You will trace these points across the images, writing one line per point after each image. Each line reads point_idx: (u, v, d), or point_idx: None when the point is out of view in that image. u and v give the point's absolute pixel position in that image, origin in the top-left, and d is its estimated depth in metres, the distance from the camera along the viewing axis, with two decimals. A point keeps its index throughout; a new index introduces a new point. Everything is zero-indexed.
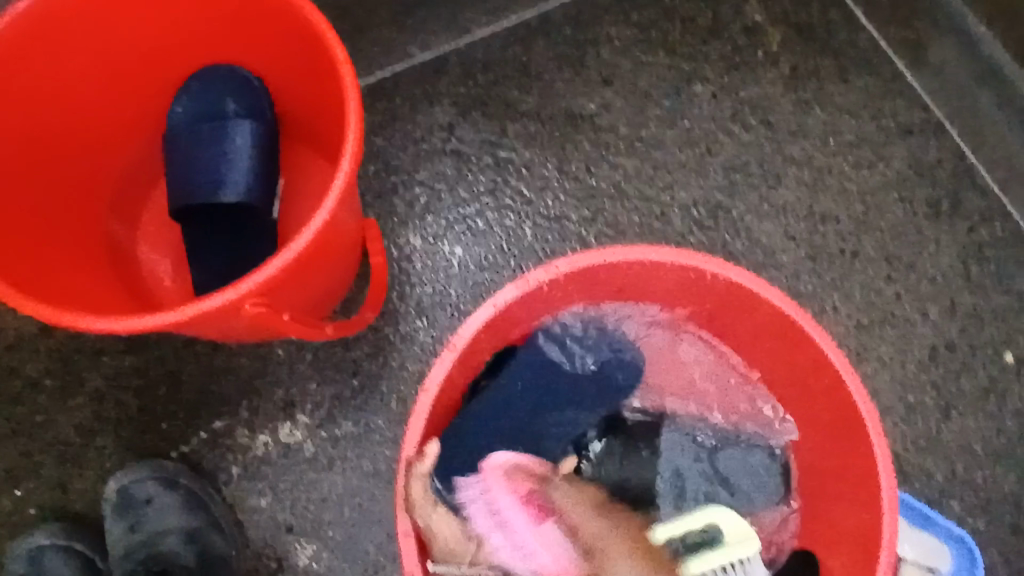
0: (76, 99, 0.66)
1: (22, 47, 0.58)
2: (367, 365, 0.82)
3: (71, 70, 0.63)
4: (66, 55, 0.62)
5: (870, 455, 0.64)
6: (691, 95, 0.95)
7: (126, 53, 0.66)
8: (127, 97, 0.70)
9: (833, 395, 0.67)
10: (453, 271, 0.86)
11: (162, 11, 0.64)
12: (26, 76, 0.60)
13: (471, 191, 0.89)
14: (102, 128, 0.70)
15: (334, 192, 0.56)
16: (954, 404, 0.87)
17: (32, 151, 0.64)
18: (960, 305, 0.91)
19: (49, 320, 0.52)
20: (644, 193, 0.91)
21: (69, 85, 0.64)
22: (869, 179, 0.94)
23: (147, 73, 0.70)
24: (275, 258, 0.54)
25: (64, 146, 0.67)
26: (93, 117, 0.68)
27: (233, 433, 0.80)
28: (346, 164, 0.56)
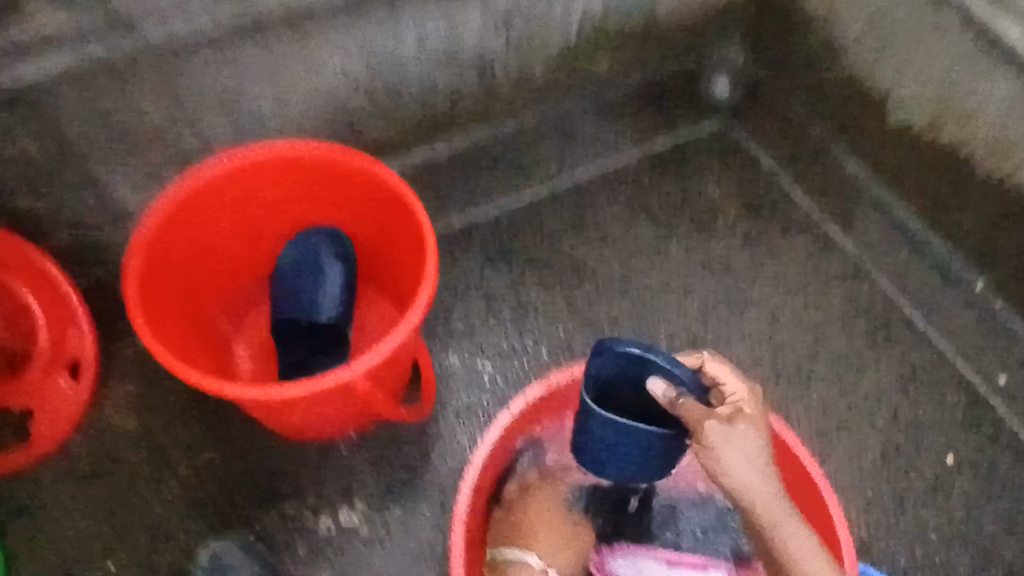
0: (215, 241, 0.89)
1: (191, 204, 0.82)
2: (414, 460, 0.99)
3: (217, 221, 0.87)
4: (219, 211, 0.86)
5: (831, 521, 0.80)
6: (669, 251, 1.22)
7: (258, 212, 0.91)
8: (250, 241, 0.94)
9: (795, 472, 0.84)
10: (485, 384, 1.06)
11: (291, 186, 0.89)
12: (194, 223, 0.84)
13: (499, 321, 1.12)
14: (227, 261, 0.93)
15: (421, 304, 0.77)
16: (906, 496, 1.04)
17: (183, 276, 0.86)
18: (902, 414, 1.10)
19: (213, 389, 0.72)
20: (637, 325, 1.14)
21: (215, 230, 0.88)
22: (815, 315, 1.18)
23: (266, 225, 0.94)
24: (377, 351, 0.73)
25: (201, 273, 0.89)
26: (224, 254, 0.92)
27: (301, 517, 0.95)
28: (427, 287, 0.78)
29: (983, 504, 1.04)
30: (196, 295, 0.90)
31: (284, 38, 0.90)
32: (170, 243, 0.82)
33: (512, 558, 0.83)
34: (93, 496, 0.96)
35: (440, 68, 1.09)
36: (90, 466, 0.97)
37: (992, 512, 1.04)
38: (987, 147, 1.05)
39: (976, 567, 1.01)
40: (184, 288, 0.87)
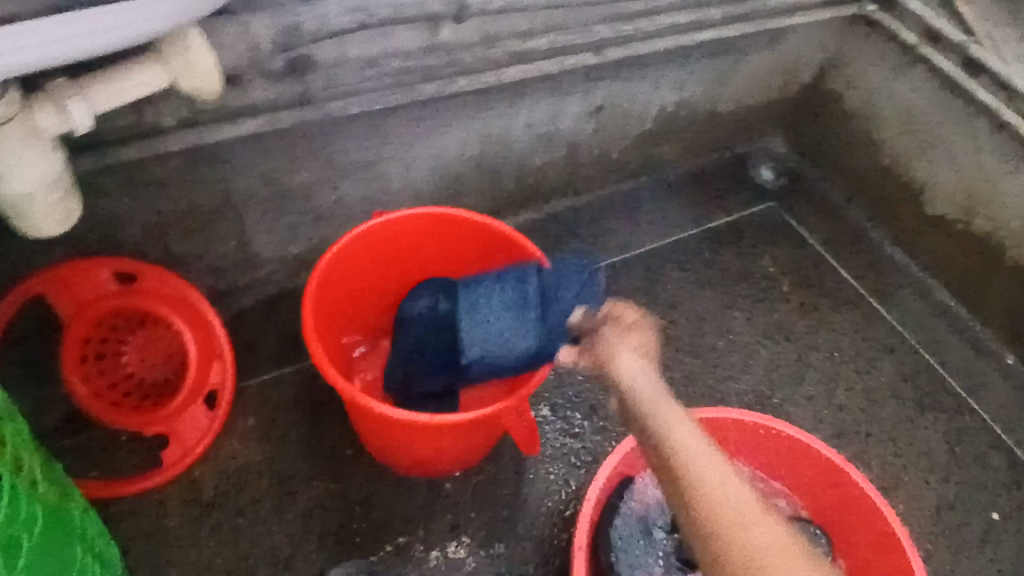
0: (355, 287, 1.01)
1: (347, 251, 0.95)
2: (514, 500, 1.07)
3: (360, 268, 0.99)
4: (363, 260, 0.99)
5: (899, 543, 0.93)
6: (733, 317, 1.33)
7: (392, 263, 1.03)
8: (376, 287, 1.05)
9: (861, 504, 0.98)
10: (575, 431, 1.15)
11: (424, 241, 1.02)
12: (345, 269, 0.96)
13: (584, 374, 1.21)
14: (358, 306, 1.05)
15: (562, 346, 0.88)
16: (961, 550, 1.13)
17: (328, 317, 0.97)
18: (952, 473, 1.20)
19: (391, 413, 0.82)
20: (707, 382, 1.25)
21: (357, 277, 1.00)
22: (867, 381, 1.29)
23: (395, 276, 1.06)
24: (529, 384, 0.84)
25: (338, 314, 1.00)
26: (357, 298, 1.03)
27: (412, 548, 1.01)
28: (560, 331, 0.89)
29: None
30: (333, 334, 1.01)
31: (422, 117, 1.04)
32: (328, 284, 0.94)
33: None
34: (217, 521, 1.02)
35: (539, 147, 1.24)
36: (213, 492, 1.04)
37: None
38: (1013, 235, 1.22)
39: None
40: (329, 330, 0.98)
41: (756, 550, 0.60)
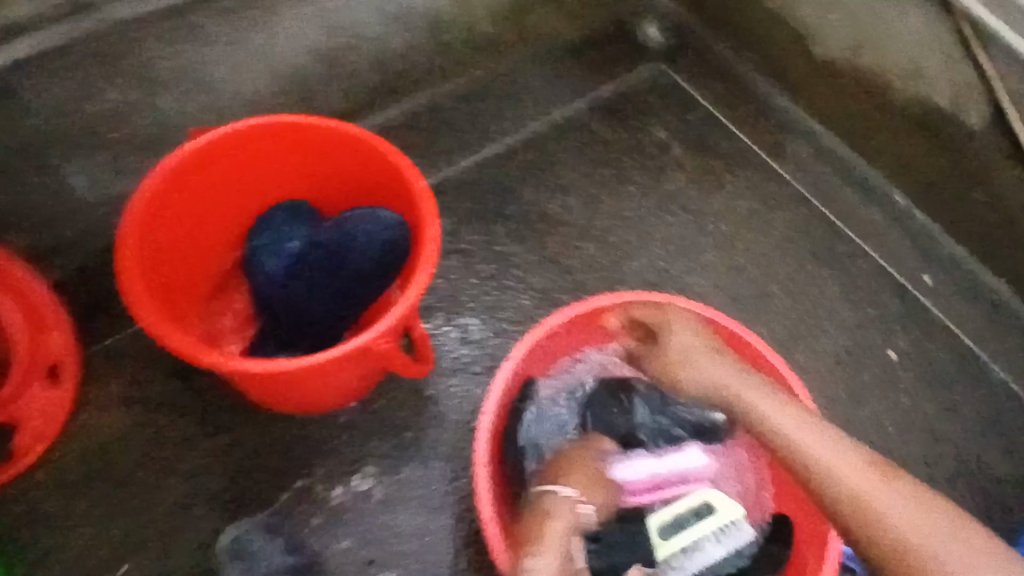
0: (203, 215, 0.90)
1: (183, 175, 0.83)
2: (417, 420, 1.01)
3: (205, 191, 0.88)
4: (206, 183, 0.87)
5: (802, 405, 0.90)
6: (626, 194, 1.27)
7: (244, 182, 0.91)
8: (232, 210, 0.94)
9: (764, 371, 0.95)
10: (472, 337, 1.09)
11: (277, 154, 0.90)
12: (183, 196, 0.84)
13: (477, 277, 1.14)
14: (212, 235, 0.93)
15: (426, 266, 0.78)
16: (859, 394, 1.16)
17: (171, 252, 0.86)
18: (848, 320, 1.21)
19: (234, 366, 0.73)
20: (606, 265, 1.20)
21: (203, 204, 0.89)
22: (764, 240, 1.27)
23: (251, 196, 0.94)
24: (396, 311, 0.75)
25: (185, 247, 0.89)
26: (210, 225, 0.92)
27: (312, 489, 0.96)
28: (431, 243, 0.79)
29: (927, 387, 1.17)
30: (182, 271, 0.90)
31: None
32: (162, 215, 0.82)
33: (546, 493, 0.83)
34: (93, 498, 0.94)
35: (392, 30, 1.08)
36: (83, 469, 0.95)
37: (935, 398, 1.16)
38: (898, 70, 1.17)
39: (929, 450, 1.13)
40: (169, 267, 0.87)
41: (879, 516, 0.67)
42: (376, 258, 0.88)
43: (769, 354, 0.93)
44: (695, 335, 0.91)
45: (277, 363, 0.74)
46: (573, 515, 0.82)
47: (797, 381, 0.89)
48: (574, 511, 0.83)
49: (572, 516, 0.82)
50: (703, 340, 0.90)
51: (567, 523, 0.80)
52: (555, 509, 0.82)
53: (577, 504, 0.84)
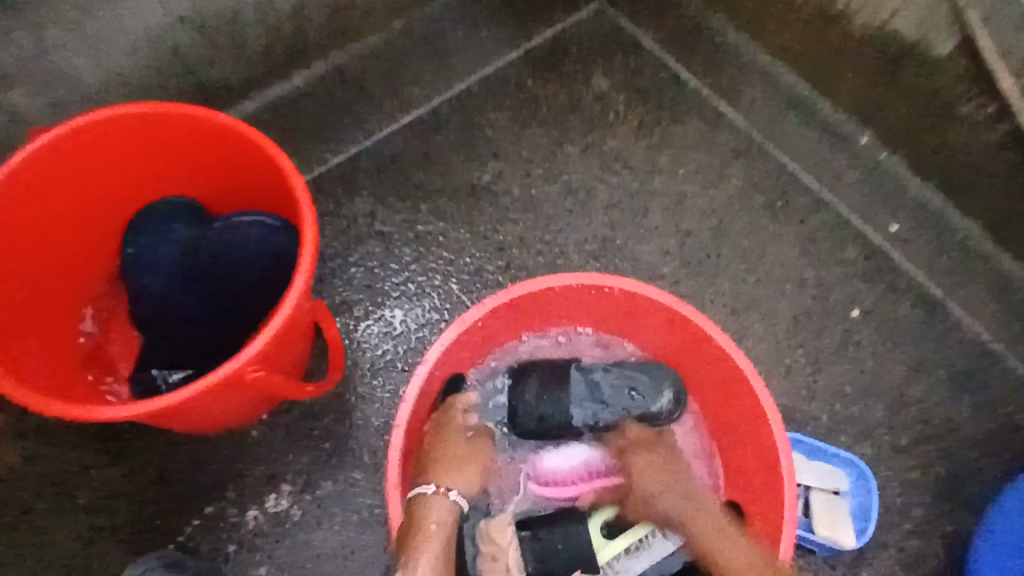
0: (56, 225, 0.80)
1: (16, 187, 0.72)
2: (337, 429, 0.93)
3: (51, 200, 0.77)
4: (50, 192, 0.76)
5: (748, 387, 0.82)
6: (564, 156, 1.16)
7: (99, 182, 0.81)
8: (93, 214, 0.84)
9: (713, 350, 0.85)
10: (395, 332, 0.99)
11: (131, 148, 0.79)
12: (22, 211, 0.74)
13: (399, 263, 1.04)
14: (73, 244, 0.83)
15: (302, 270, 0.68)
16: (819, 358, 1.07)
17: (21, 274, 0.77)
18: (807, 279, 1.12)
19: (85, 416, 0.63)
20: (543, 239, 1.09)
21: (52, 214, 0.78)
22: (716, 197, 1.16)
23: (113, 196, 0.84)
24: (263, 335, 0.65)
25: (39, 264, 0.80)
26: (66, 235, 0.82)
27: (225, 514, 0.89)
28: (308, 249, 0.68)
29: (891, 348, 1.10)
30: (40, 290, 0.81)
31: None
32: None
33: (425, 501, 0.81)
34: None
35: None
36: None
37: (898, 361, 1.09)
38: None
39: (894, 413, 1.06)
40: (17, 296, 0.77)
41: None
42: (265, 271, 0.84)
43: (715, 333, 0.83)
44: (648, 455, 0.88)
45: (136, 406, 0.64)
46: (448, 517, 0.81)
47: (740, 361, 0.81)
48: (448, 510, 0.81)
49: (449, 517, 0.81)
50: (658, 463, 0.87)
51: (441, 528, 0.79)
52: (428, 513, 0.80)
53: (452, 501, 0.82)
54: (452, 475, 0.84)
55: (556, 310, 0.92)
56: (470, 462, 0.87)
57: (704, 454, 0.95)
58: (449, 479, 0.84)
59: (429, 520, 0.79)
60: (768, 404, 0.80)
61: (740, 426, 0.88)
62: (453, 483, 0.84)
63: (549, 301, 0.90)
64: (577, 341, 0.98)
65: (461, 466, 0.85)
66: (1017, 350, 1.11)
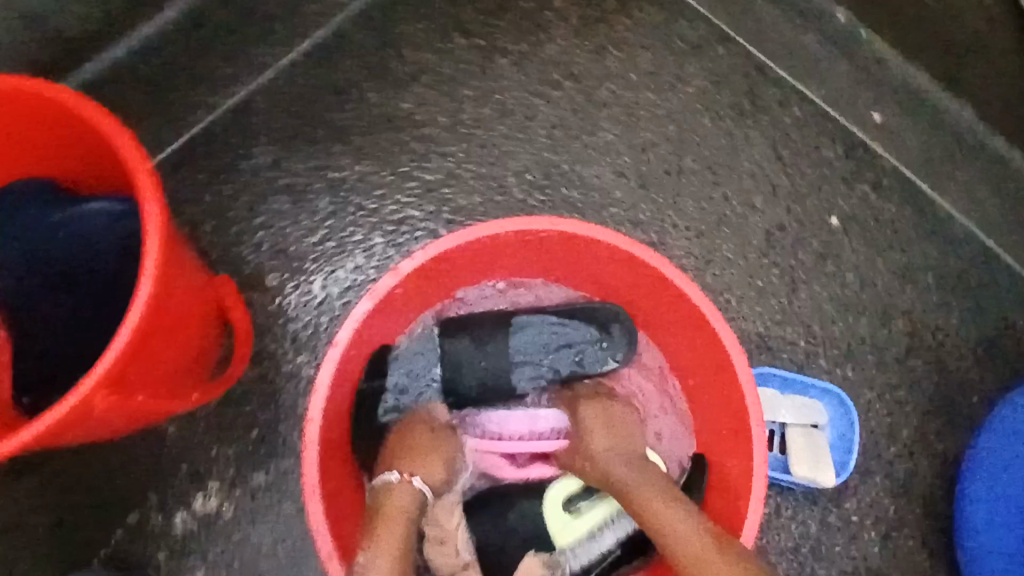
0: None
1: None
2: (261, 417, 0.83)
3: None
4: None
5: (710, 327, 0.73)
6: (496, 69, 0.98)
7: None
8: None
9: (668, 290, 0.75)
10: (317, 302, 0.86)
11: None
12: None
13: (313, 218, 0.89)
14: None
15: (150, 255, 0.57)
16: (797, 275, 0.96)
17: None
18: (779, 188, 0.99)
19: None
20: (478, 172, 0.94)
21: None
22: (674, 102, 1.01)
23: None
24: (108, 347, 0.55)
25: None
26: None
27: (150, 521, 0.81)
28: (152, 230, 0.57)
29: (875, 258, 0.99)
30: None
31: None
32: None
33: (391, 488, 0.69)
34: None
35: None
36: None
37: (882, 269, 0.98)
38: None
39: (880, 328, 0.96)
40: None
41: None
42: (124, 241, 0.74)
43: (668, 271, 0.73)
44: (603, 418, 0.75)
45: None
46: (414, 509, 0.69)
47: (699, 299, 0.71)
48: (413, 499, 0.69)
49: (414, 510, 0.69)
50: (613, 426, 0.75)
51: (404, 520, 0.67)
52: (391, 504, 0.68)
53: (416, 490, 0.70)
54: (414, 463, 0.72)
55: (488, 261, 0.80)
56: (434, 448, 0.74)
57: (666, 402, 0.85)
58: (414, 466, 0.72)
59: (393, 510, 0.68)
60: (732, 346, 0.71)
61: (700, 369, 0.79)
62: (417, 472, 0.72)
63: (478, 252, 0.77)
64: (510, 291, 0.86)
65: (423, 455, 0.73)
66: (1008, 243, 1.01)
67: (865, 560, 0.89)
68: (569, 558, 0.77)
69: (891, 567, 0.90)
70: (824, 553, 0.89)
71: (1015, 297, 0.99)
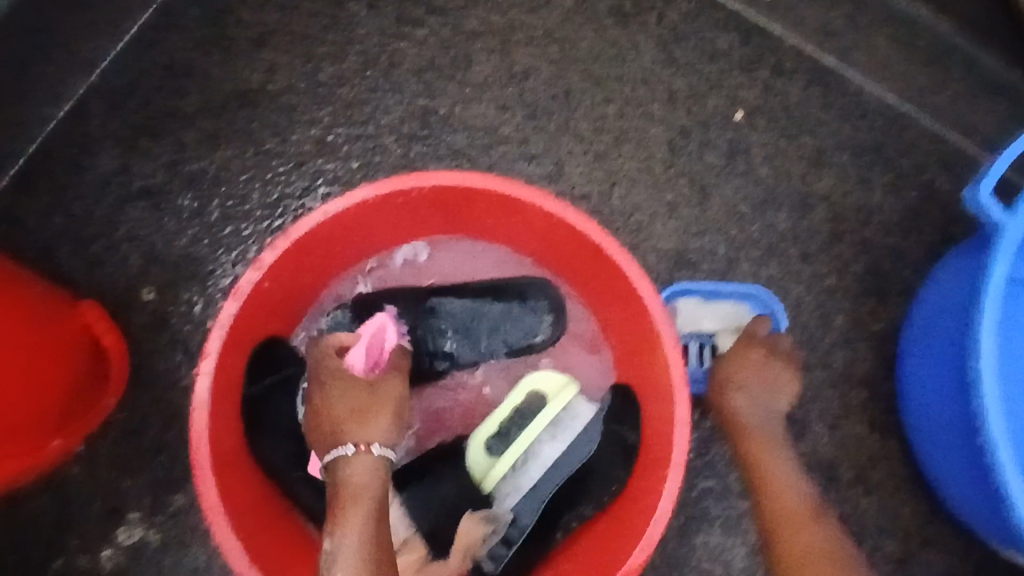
0: None
1: None
2: (169, 436, 0.78)
3: None
4: None
5: (608, 254, 0.69)
6: (349, 17, 0.90)
7: None
8: None
9: (557, 227, 0.71)
10: (201, 306, 0.81)
11: None
12: None
13: (178, 218, 0.83)
14: None
15: None
16: (708, 181, 0.91)
17: None
18: (677, 91, 0.93)
19: None
20: (350, 133, 0.87)
21: None
22: (550, 18, 0.93)
23: None
24: None
25: None
26: None
27: (74, 566, 0.76)
28: None
29: (787, 146, 0.94)
30: None
31: None
32: None
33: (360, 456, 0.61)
34: None
35: None
36: None
37: (797, 157, 0.94)
38: None
39: (801, 219, 0.92)
40: None
41: None
42: None
43: (554, 206, 0.68)
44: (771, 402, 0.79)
45: None
46: (380, 484, 0.60)
47: (590, 225, 0.68)
48: (378, 474, 0.61)
49: (384, 490, 0.60)
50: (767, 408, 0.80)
51: (374, 506, 0.58)
52: (354, 487, 0.59)
53: (380, 458, 0.61)
54: (361, 427, 0.62)
55: (367, 234, 0.74)
56: (381, 400, 0.65)
57: (583, 343, 0.80)
58: (367, 430, 0.62)
59: (356, 489, 0.59)
60: (634, 271, 0.68)
61: (609, 302, 0.75)
62: (381, 437, 0.62)
63: (353, 225, 0.71)
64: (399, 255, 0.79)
65: (365, 415, 0.63)
66: (925, 103, 0.96)
67: (818, 454, 0.88)
68: (501, 503, 0.73)
69: (845, 456, 0.88)
70: None
71: (937, 159, 0.95)
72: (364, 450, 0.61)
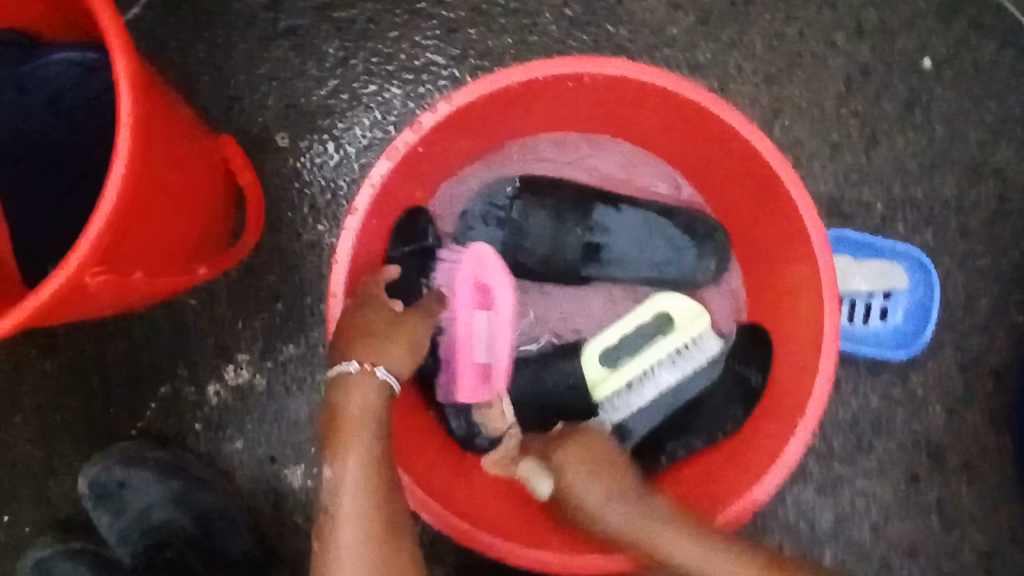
0: None
1: None
2: (286, 287, 0.78)
3: None
4: None
5: (779, 184, 0.64)
6: None
7: None
8: None
9: (729, 143, 0.65)
10: (335, 163, 0.79)
11: None
12: None
13: (321, 68, 0.79)
14: None
15: (124, 117, 0.50)
16: (879, 128, 0.84)
17: None
18: (866, 23, 0.84)
19: None
20: (509, 7, 0.81)
21: None
22: None
23: None
24: (94, 212, 0.48)
25: None
26: None
27: (182, 394, 0.78)
28: (123, 83, 0.50)
29: (973, 106, 0.85)
30: None
31: None
32: None
33: (360, 374, 0.59)
34: None
35: None
36: None
37: (980, 118, 0.85)
38: None
39: (969, 187, 0.85)
40: None
41: None
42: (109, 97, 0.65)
43: (734, 120, 0.62)
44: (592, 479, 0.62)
45: None
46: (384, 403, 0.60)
47: (771, 149, 0.62)
48: (381, 395, 0.60)
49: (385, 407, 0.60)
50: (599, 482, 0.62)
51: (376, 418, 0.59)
52: (355, 405, 0.59)
53: (384, 384, 0.60)
54: (377, 347, 0.61)
55: (523, 116, 0.70)
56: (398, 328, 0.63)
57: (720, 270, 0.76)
58: (381, 352, 0.61)
59: (357, 413, 0.59)
60: (806, 207, 0.63)
61: (763, 235, 0.70)
62: (390, 362, 0.61)
63: (512, 103, 0.67)
64: (555, 149, 0.75)
65: (385, 338, 0.61)
66: None
67: (929, 435, 0.83)
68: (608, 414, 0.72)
69: (956, 441, 0.84)
70: (887, 427, 0.83)
71: None
72: (368, 371, 0.60)
